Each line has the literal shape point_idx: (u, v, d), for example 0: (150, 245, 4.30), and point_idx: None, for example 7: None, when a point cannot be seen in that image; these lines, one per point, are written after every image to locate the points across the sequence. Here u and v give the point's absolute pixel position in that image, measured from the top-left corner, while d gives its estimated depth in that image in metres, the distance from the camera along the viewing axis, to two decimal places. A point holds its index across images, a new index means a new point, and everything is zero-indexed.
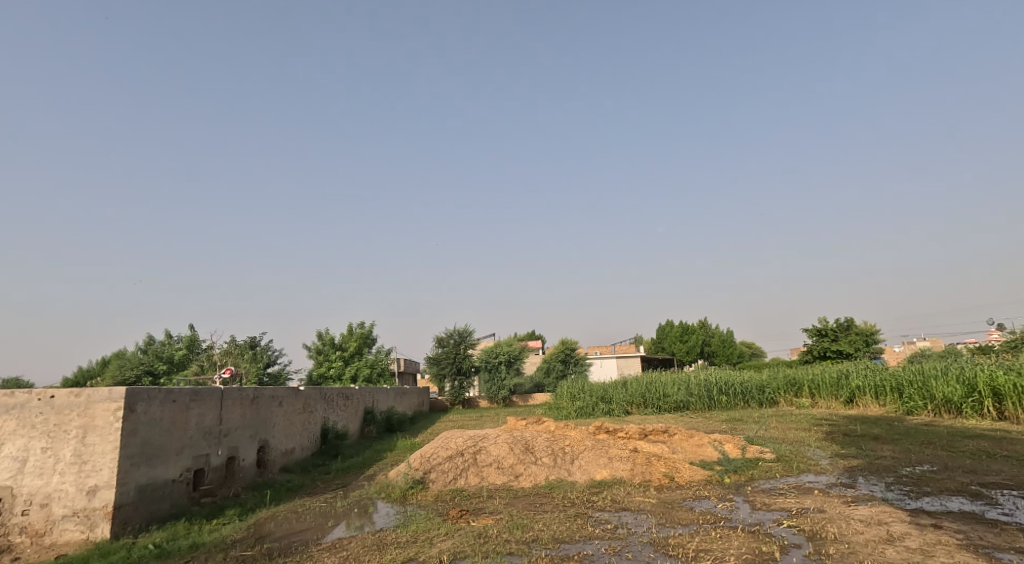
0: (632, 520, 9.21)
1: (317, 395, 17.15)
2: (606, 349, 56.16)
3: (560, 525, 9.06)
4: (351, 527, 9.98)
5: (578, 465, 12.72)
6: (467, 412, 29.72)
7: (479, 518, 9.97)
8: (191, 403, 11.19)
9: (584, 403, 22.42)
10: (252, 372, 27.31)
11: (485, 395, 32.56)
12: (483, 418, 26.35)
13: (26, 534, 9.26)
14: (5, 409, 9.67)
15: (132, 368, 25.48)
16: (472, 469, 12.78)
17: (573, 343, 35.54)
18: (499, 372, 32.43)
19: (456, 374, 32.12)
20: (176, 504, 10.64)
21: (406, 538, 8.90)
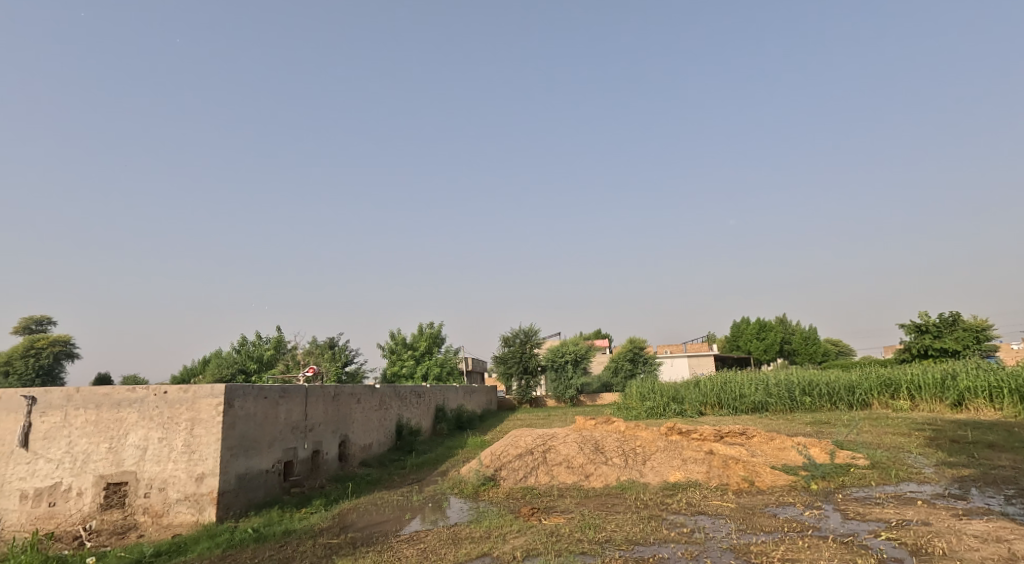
0: (709, 525, 9.06)
1: (392, 392, 17.78)
2: (678, 348, 54.82)
3: (634, 527, 9.04)
4: (427, 521, 10.35)
5: (650, 466, 12.62)
6: (532, 411, 29.62)
7: (551, 516, 10.10)
8: (280, 399, 11.94)
9: (655, 403, 22.15)
10: (332, 371, 28.66)
11: (552, 394, 32.69)
12: (552, 417, 26.44)
13: (148, 514, 10.14)
14: (125, 403, 10.49)
15: (227, 366, 27.40)
16: (543, 467, 12.95)
17: (643, 340, 34.89)
18: (567, 372, 32.25)
19: (523, 373, 32.47)
20: (270, 493, 11.40)
21: (480, 533, 9.15)
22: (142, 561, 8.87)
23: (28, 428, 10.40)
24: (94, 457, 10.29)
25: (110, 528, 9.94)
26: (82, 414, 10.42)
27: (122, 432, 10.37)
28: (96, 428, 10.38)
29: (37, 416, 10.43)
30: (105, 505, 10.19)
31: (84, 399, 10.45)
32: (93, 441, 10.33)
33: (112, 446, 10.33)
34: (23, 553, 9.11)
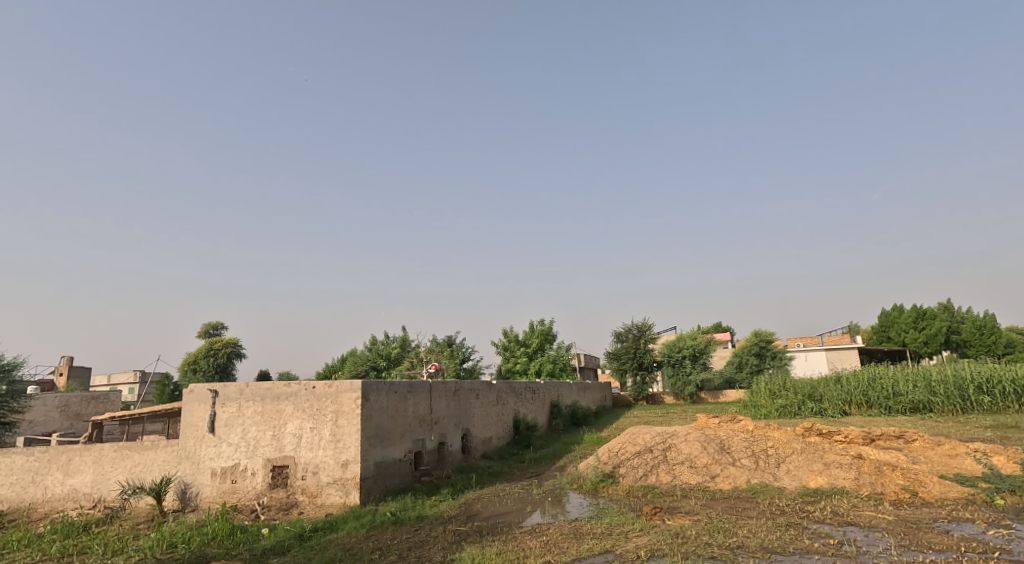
0: (861, 538, 8.61)
1: (509, 388, 18.36)
2: (815, 341, 51.01)
3: (771, 533, 8.81)
4: (547, 514, 10.75)
5: (786, 470, 12.14)
6: (650, 409, 29.11)
7: (675, 516, 10.10)
8: (408, 394, 12.90)
9: (788, 401, 20.94)
10: (453, 367, 29.97)
11: (670, 390, 31.92)
12: (670, 415, 25.87)
13: (306, 495, 11.42)
14: (282, 397, 11.90)
15: (360, 363, 29.69)
16: (663, 466, 12.91)
17: (770, 334, 32.95)
18: (684, 368, 31.43)
19: (637, 369, 32.01)
20: (403, 481, 12.38)
21: (602, 529, 9.40)
22: (304, 535, 10.08)
23: (214, 416, 12.04)
24: (262, 443, 11.76)
25: (278, 505, 11.37)
26: (251, 405, 11.95)
27: (282, 422, 11.77)
28: (261, 418, 11.86)
29: (219, 406, 12.05)
30: (272, 484, 11.61)
31: (252, 392, 11.99)
32: (260, 429, 11.81)
33: (275, 433, 11.76)
34: (216, 521, 10.70)
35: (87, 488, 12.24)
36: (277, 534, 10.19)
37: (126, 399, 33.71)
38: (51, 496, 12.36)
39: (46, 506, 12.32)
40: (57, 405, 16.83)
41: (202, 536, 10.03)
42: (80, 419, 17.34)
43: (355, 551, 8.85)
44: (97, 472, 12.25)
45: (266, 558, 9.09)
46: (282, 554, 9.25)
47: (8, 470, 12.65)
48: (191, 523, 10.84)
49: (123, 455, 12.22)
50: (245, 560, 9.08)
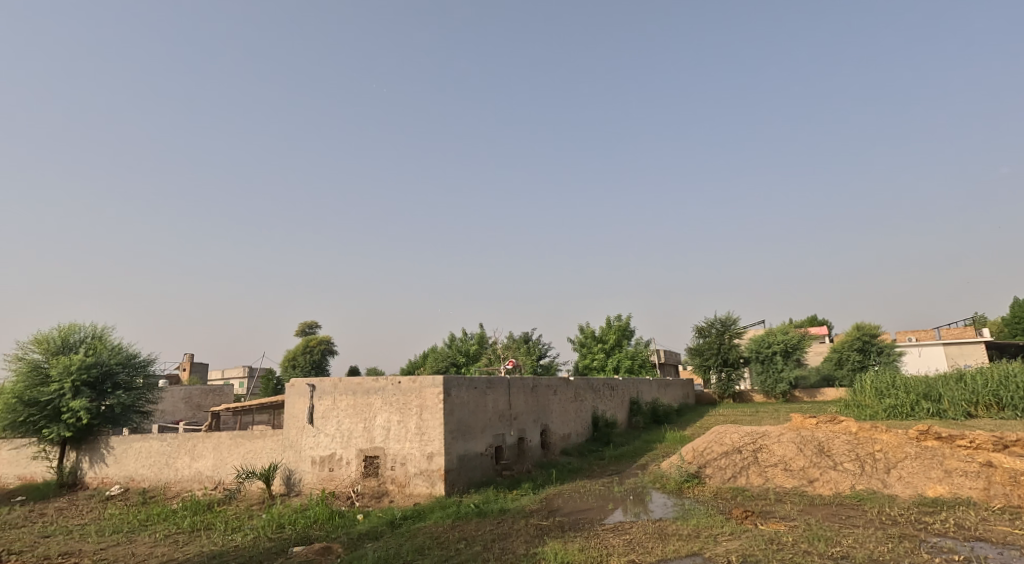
0: (991, 556, 8.09)
1: (586, 385, 18.43)
2: (930, 336, 46.98)
3: (882, 545, 8.43)
4: (629, 513, 10.83)
5: (897, 476, 11.51)
6: (736, 407, 27.98)
7: (769, 521, 9.86)
8: (488, 389, 13.30)
9: (899, 402, 19.53)
10: (530, 362, 30.26)
11: (759, 388, 30.87)
12: (760, 413, 24.97)
13: (395, 484, 12.09)
14: (371, 392, 12.65)
15: (441, 360, 30.70)
16: (754, 468, 12.64)
17: (874, 327, 31.11)
18: (774, 364, 30.22)
19: (722, 365, 31.08)
20: (485, 474, 12.84)
21: (689, 531, 9.38)
22: (395, 521, 10.71)
23: (312, 409, 12.99)
24: (355, 434, 12.56)
25: (370, 492, 12.13)
26: (344, 399, 12.80)
27: (372, 415, 12.53)
28: (353, 410, 12.68)
29: (317, 399, 12.98)
30: (365, 473, 12.38)
31: (344, 387, 12.85)
32: (353, 422, 12.63)
33: (366, 425, 12.54)
34: (317, 506, 11.59)
35: (209, 471, 13.55)
36: (371, 520, 10.88)
37: (238, 393, 36.70)
38: (180, 477, 13.77)
39: (177, 486, 13.72)
40: (182, 397, 18.73)
41: (305, 519, 10.90)
42: (201, 410, 19.20)
43: (441, 540, 9.28)
44: (216, 457, 13.54)
45: (362, 542, 9.77)
46: (375, 539, 9.90)
47: (144, 453, 14.19)
48: (295, 506, 11.79)
49: (237, 442, 13.43)
50: (343, 543, 9.80)
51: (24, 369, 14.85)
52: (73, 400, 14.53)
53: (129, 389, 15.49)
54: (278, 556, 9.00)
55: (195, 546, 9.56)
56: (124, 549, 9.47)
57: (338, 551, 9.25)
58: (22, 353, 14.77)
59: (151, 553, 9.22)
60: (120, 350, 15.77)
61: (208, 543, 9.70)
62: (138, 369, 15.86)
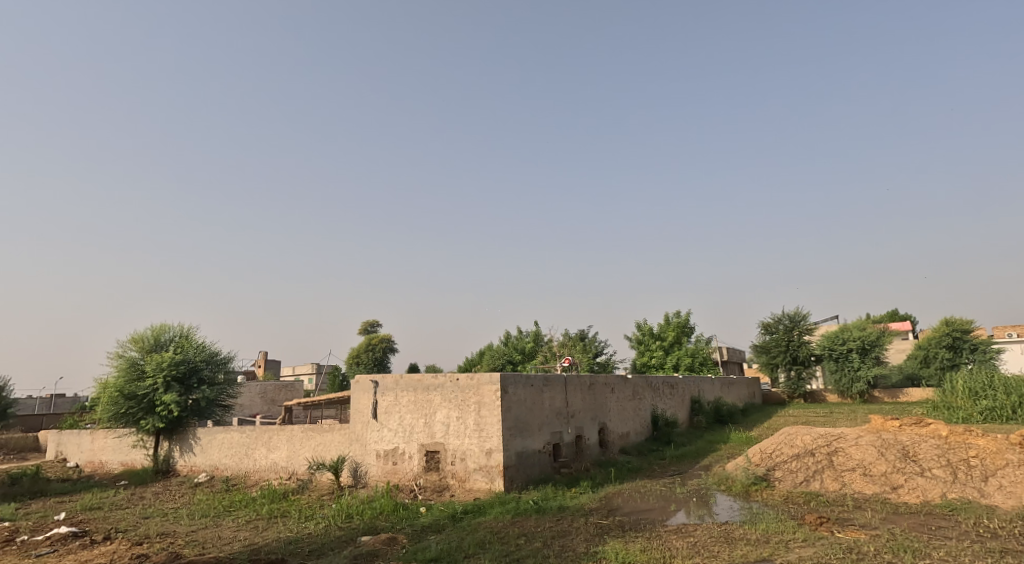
0: None
1: (645, 383, 18.27)
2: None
3: (978, 559, 7.92)
4: (693, 515, 10.57)
5: (996, 485, 10.76)
6: (809, 407, 27.17)
7: (847, 529, 9.41)
8: (544, 386, 13.43)
9: (995, 404, 18.43)
10: (586, 360, 30.06)
11: (834, 388, 29.53)
12: (834, 415, 24.00)
13: (456, 479, 12.43)
14: (431, 388, 13.03)
15: (497, 357, 31.08)
16: (829, 472, 12.17)
17: (966, 322, 29.24)
18: (851, 362, 28.77)
19: (791, 363, 30.04)
20: (543, 471, 12.99)
21: (757, 536, 9.13)
22: (456, 515, 11.03)
23: (376, 404, 13.50)
24: (416, 429, 12.98)
25: (432, 486, 12.51)
26: (405, 395, 13.24)
27: (432, 410, 12.91)
28: (414, 406, 13.09)
29: (379, 395, 13.48)
30: (427, 467, 12.78)
31: (405, 383, 13.30)
32: (414, 417, 13.05)
33: (427, 421, 12.93)
34: (383, 497, 12.09)
35: (283, 462, 14.33)
36: (434, 513, 11.25)
37: (306, 388, 38.43)
38: (259, 467, 14.61)
39: (256, 475, 14.58)
40: (258, 391, 19.88)
41: (372, 510, 11.38)
42: (276, 404, 20.31)
43: (502, 535, 9.49)
44: (290, 448, 14.30)
45: (426, 534, 10.14)
46: (438, 532, 10.25)
47: (226, 443, 15.14)
48: (363, 497, 12.33)
49: (308, 435, 14.13)
50: (407, 534, 10.19)
51: (123, 365, 16.15)
52: (166, 393, 15.69)
53: (213, 383, 16.58)
54: (348, 544, 9.47)
55: (273, 532, 10.18)
56: (212, 532, 10.20)
57: (403, 542, 9.63)
58: (121, 351, 16.09)
59: (235, 537, 9.89)
60: (203, 348, 16.89)
61: (285, 530, 10.29)
62: (219, 365, 16.95)
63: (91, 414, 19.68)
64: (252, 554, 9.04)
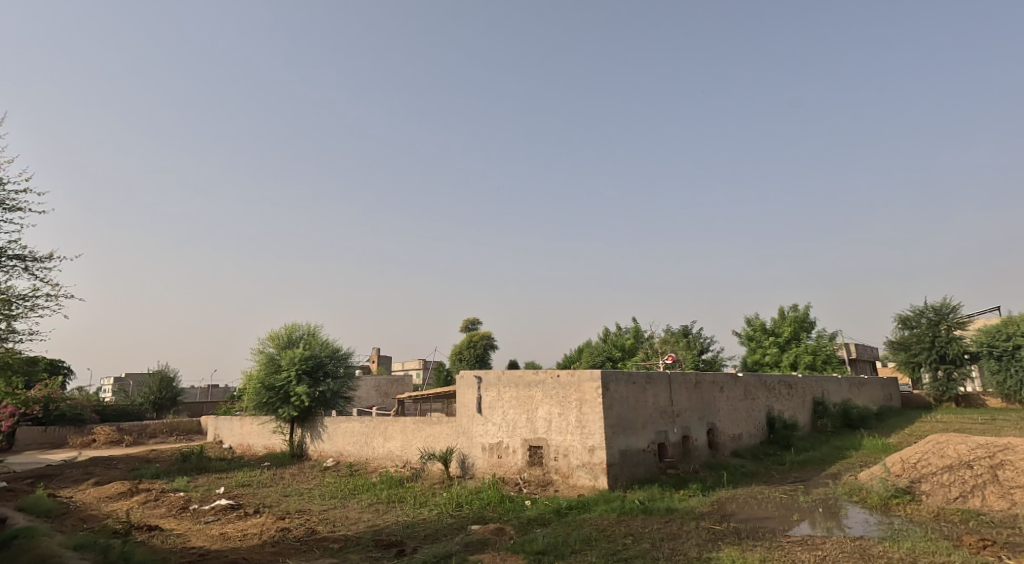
0: None
1: (759, 383, 17.47)
2: None
3: None
4: (820, 527, 9.54)
5: None
6: (962, 411, 25.21)
7: (1017, 556, 8.18)
8: (647, 384, 13.30)
9: None
10: (690, 359, 28.83)
11: (995, 392, 26.50)
12: (995, 423, 21.45)
13: (559, 475, 12.64)
14: (532, 385, 13.32)
15: (598, 354, 30.86)
16: (993, 487, 10.78)
17: None
18: (1018, 361, 25.49)
19: (937, 362, 27.53)
20: (649, 471, 12.86)
21: (900, 556, 8.13)
22: (560, 510, 11.24)
23: (480, 399, 14.01)
24: (519, 424, 13.34)
25: (536, 480, 12.78)
26: (508, 391, 13.64)
27: (534, 406, 13.21)
28: (517, 402, 13.45)
29: (484, 391, 13.98)
30: (530, 462, 13.09)
31: (506, 379, 13.68)
32: (517, 413, 13.40)
33: (529, 416, 13.24)
34: (491, 488, 12.59)
35: (398, 451, 15.24)
36: (538, 507, 11.53)
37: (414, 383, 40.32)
38: (377, 455, 15.64)
39: (375, 462, 15.61)
40: (373, 385, 21.30)
41: (480, 500, 11.87)
42: (389, 398, 21.65)
43: (608, 533, 9.56)
44: (404, 439, 15.18)
45: (532, 527, 10.44)
46: (544, 525, 10.52)
47: (349, 432, 16.35)
48: (471, 487, 12.90)
49: (419, 427, 14.94)
50: (514, 526, 10.55)
51: (263, 360, 17.90)
52: (298, 385, 17.21)
53: (337, 376, 17.97)
54: (459, 532, 9.97)
55: (392, 515, 10.93)
56: (340, 512, 11.12)
57: (511, 533, 9.99)
58: (262, 347, 17.84)
59: (359, 518, 10.72)
60: (327, 345, 18.33)
61: (402, 514, 11.02)
62: (341, 360, 18.32)
63: (239, 402, 21.96)
64: (375, 535, 9.79)
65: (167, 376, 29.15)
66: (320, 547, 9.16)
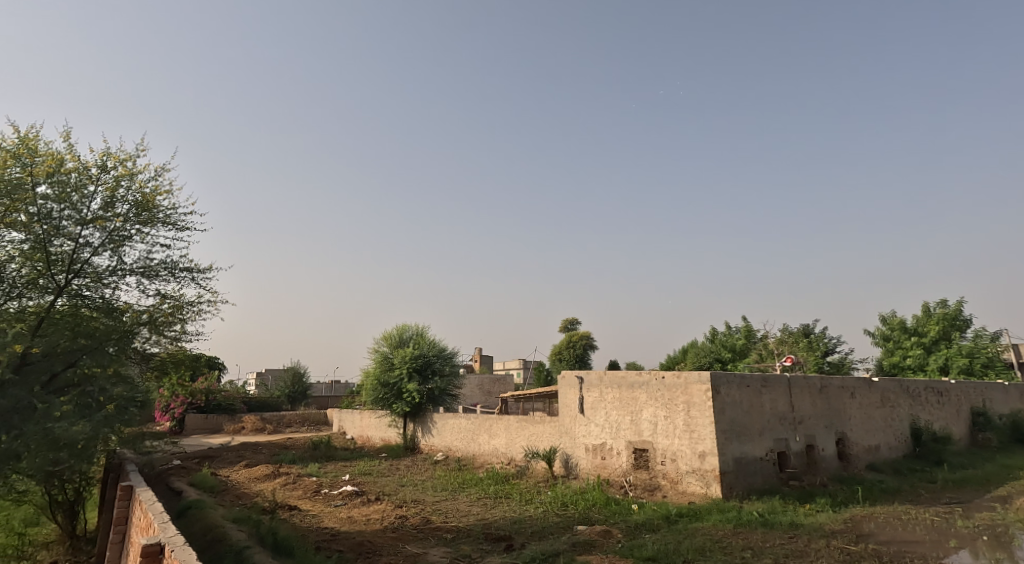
0: None
1: (899, 389, 15.78)
2: None
3: None
4: (983, 557, 8.39)
5: None
6: None
7: None
8: (763, 388, 12.41)
9: None
10: (811, 362, 26.29)
11: None
12: None
13: (667, 480, 12.09)
14: (635, 386, 12.88)
15: (705, 355, 29.40)
16: None
17: None
18: None
19: None
20: (768, 481, 11.99)
21: None
22: (670, 517, 10.74)
23: (582, 399, 13.78)
24: (623, 426, 12.94)
25: (642, 484, 12.30)
26: (610, 391, 13.28)
27: (638, 408, 12.75)
28: (620, 403, 13.06)
29: (585, 391, 13.73)
30: (636, 465, 12.65)
31: (609, 381, 13.34)
32: (620, 414, 13.02)
33: (633, 418, 12.81)
34: (595, 490, 12.31)
35: (503, 448, 15.34)
36: (646, 512, 11.09)
37: (516, 382, 40.69)
38: (484, 451, 15.84)
39: (481, 458, 15.82)
40: (477, 383, 21.74)
41: (585, 501, 11.64)
42: (492, 396, 21.98)
43: (723, 545, 8.98)
44: (508, 436, 15.25)
45: (641, 532, 10.04)
46: (653, 531, 10.09)
47: (456, 428, 16.71)
48: (575, 488, 12.68)
49: (522, 425, 14.95)
50: (622, 529, 10.20)
51: (378, 359, 18.75)
52: (409, 383, 17.88)
53: (444, 374, 18.44)
54: (566, 531, 9.80)
55: (500, 510, 10.96)
56: (451, 504, 11.33)
57: (618, 536, 9.66)
58: (376, 347, 18.69)
59: (469, 511, 10.85)
60: (435, 344, 18.85)
61: (508, 510, 11.03)
62: (448, 359, 18.77)
63: (359, 396, 23.20)
64: (484, 528, 9.86)
65: (299, 372, 31.58)
66: (435, 536, 9.34)
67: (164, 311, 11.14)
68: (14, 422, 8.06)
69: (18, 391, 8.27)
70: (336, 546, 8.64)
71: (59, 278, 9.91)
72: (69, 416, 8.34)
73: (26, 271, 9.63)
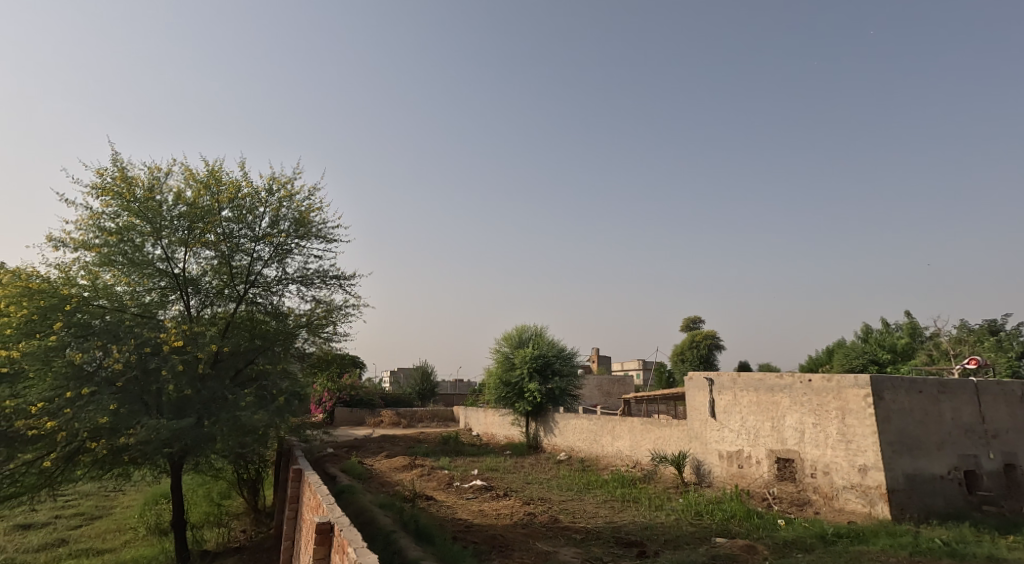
0: None
1: None
2: None
3: None
4: None
5: None
6: None
7: None
8: (940, 395, 10.67)
9: None
10: (1001, 362, 22.46)
11: None
12: None
13: (819, 494, 10.78)
14: (777, 389, 11.65)
15: (857, 357, 26.21)
16: None
17: None
18: None
19: None
20: (952, 504, 10.30)
21: None
22: (826, 537, 9.50)
23: (712, 402, 12.76)
24: (762, 433, 11.76)
25: (789, 498, 11.07)
26: (746, 395, 12.15)
27: (780, 414, 11.52)
28: (758, 407, 11.89)
29: (717, 394, 12.69)
30: (780, 475, 11.43)
31: (744, 383, 12.24)
32: (759, 419, 11.85)
33: (775, 425, 11.59)
34: (733, 500, 11.27)
35: (628, 451, 14.66)
36: (796, 529, 9.93)
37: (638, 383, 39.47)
38: (608, 452, 15.25)
39: (605, 459, 15.25)
40: (595, 383, 21.25)
41: (723, 512, 10.68)
42: (612, 397, 21.34)
43: None
44: (634, 439, 14.53)
45: (792, 551, 8.97)
46: (807, 551, 8.98)
47: (579, 428, 16.27)
48: (710, 497, 11.72)
49: (648, 428, 14.19)
50: (769, 546, 9.21)
51: (499, 359, 18.83)
52: (530, 382, 17.79)
53: (565, 373, 18.09)
54: (704, 542, 9.01)
55: (629, 514, 10.37)
56: (577, 504, 10.94)
57: (764, 553, 8.69)
58: (497, 347, 18.83)
59: (597, 512, 10.38)
60: (555, 344, 18.57)
61: (638, 515, 10.39)
62: (568, 359, 18.40)
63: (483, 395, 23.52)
64: (614, 532, 9.32)
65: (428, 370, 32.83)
66: (563, 535, 8.99)
67: (319, 314, 11.62)
68: (212, 410, 8.92)
69: (213, 384, 9.22)
70: (471, 539, 8.55)
71: (240, 289, 10.74)
72: (252, 406, 9.15)
73: (213, 282, 10.48)
